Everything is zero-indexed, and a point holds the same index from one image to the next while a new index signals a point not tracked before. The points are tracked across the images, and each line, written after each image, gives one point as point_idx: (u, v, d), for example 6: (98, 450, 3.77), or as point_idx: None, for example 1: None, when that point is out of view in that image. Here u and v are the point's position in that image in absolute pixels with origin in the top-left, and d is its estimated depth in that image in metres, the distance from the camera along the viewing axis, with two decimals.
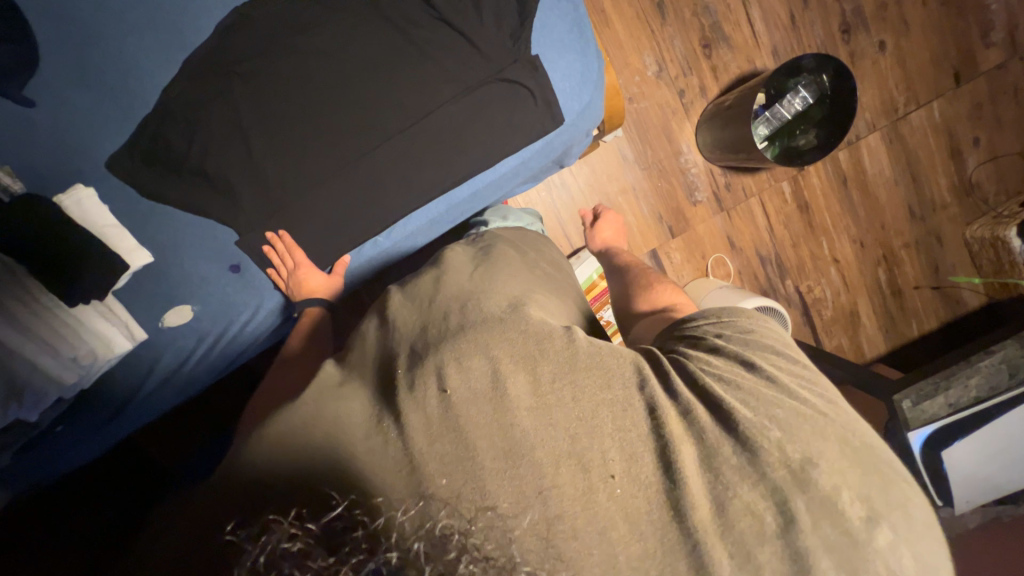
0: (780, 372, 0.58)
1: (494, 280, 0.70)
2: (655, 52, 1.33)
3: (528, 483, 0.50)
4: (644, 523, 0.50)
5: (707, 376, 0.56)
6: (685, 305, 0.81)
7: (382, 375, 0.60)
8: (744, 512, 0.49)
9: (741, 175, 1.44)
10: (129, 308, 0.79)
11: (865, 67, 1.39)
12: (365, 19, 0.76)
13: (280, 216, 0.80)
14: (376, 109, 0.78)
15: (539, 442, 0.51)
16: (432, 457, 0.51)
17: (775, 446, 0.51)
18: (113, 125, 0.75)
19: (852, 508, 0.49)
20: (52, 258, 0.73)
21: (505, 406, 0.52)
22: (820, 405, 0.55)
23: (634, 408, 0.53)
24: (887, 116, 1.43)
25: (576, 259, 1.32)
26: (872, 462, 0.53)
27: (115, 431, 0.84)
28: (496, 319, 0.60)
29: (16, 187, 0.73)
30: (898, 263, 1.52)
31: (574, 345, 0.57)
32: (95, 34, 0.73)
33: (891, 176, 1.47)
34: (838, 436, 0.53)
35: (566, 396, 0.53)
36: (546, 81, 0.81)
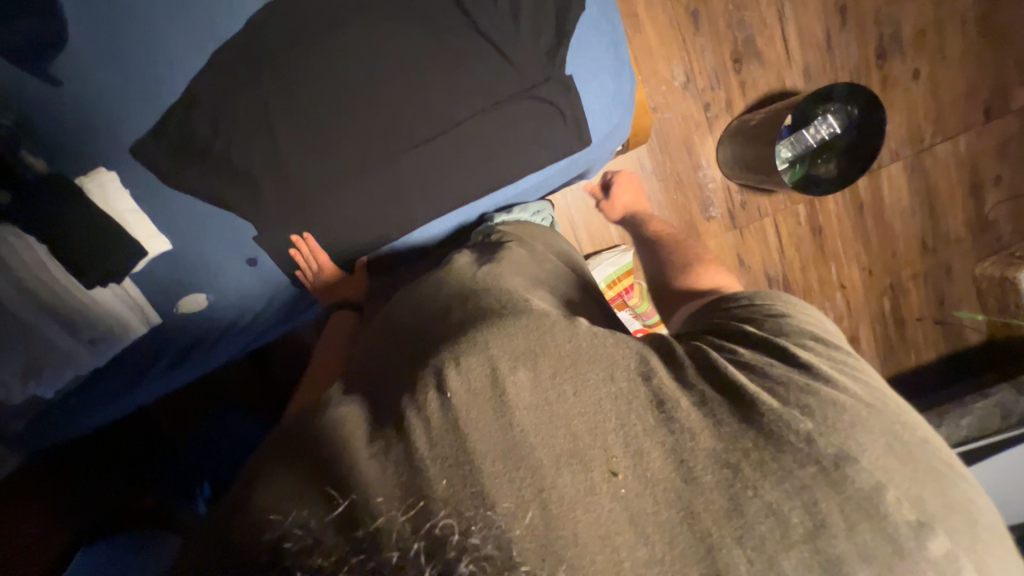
0: (816, 359, 0.55)
1: (503, 276, 0.67)
2: (684, 63, 1.30)
3: (527, 486, 0.45)
4: (649, 526, 0.45)
5: (731, 364, 0.54)
6: (729, 285, 0.84)
7: (387, 367, 0.60)
8: (764, 513, 0.44)
9: (758, 194, 1.43)
10: (144, 290, 0.78)
11: (896, 94, 1.37)
12: (400, 20, 0.74)
13: (308, 222, 0.80)
14: (400, 99, 0.76)
15: (539, 441, 0.47)
16: (433, 460, 0.47)
17: (804, 439, 0.47)
18: (131, 106, 0.71)
19: (898, 513, 0.45)
20: (70, 237, 0.73)
21: (503, 407, 0.48)
22: (863, 395, 0.51)
23: (639, 401, 0.50)
24: (912, 146, 1.41)
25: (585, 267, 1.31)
26: (924, 456, 0.49)
27: (125, 404, 0.85)
28: (497, 315, 0.57)
29: (40, 167, 0.71)
30: (904, 293, 1.52)
31: (577, 340, 0.53)
32: (112, 9, 0.69)
33: (908, 207, 1.46)
34: (885, 431, 0.49)
35: (569, 392, 0.50)
36: (577, 101, 0.81)
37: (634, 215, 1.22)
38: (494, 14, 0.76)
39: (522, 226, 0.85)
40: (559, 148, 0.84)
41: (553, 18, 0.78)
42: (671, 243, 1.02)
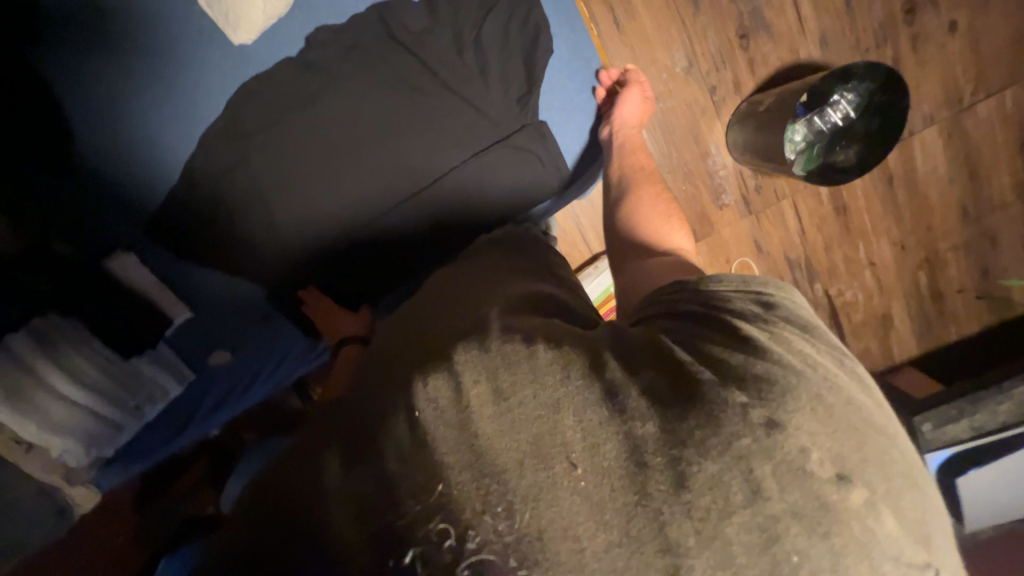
0: (763, 335, 0.54)
1: (472, 285, 0.68)
2: (684, 46, 1.22)
3: (495, 490, 0.46)
4: (608, 512, 0.45)
5: (680, 348, 0.54)
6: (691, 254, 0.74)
7: (357, 381, 0.61)
8: (707, 485, 0.44)
9: (774, 176, 1.35)
10: (177, 353, 0.90)
11: (928, 52, 1.24)
12: (373, 81, 0.78)
13: (312, 277, 0.86)
14: (371, 117, 0.78)
15: (501, 446, 0.47)
16: (407, 478, 0.47)
17: (738, 412, 0.47)
18: (142, 191, 0.80)
19: (821, 471, 0.45)
20: (123, 322, 0.82)
21: (467, 417, 0.49)
22: (801, 366, 0.51)
23: (593, 397, 0.49)
24: (948, 108, 1.28)
25: (592, 269, 1.28)
26: (847, 417, 0.49)
27: (160, 452, 0.91)
28: (459, 339, 0.57)
29: (70, 253, 0.77)
30: (942, 266, 1.42)
31: (536, 359, 0.51)
32: (110, 104, 0.75)
33: (945, 175, 1.34)
34: (810, 398, 0.48)
35: (529, 397, 0.49)
36: (552, 145, 0.86)
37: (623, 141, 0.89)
38: (462, 69, 0.80)
39: (513, 228, 0.84)
40: (542, 167, 0.86)
41: (524, 74, 0.84)
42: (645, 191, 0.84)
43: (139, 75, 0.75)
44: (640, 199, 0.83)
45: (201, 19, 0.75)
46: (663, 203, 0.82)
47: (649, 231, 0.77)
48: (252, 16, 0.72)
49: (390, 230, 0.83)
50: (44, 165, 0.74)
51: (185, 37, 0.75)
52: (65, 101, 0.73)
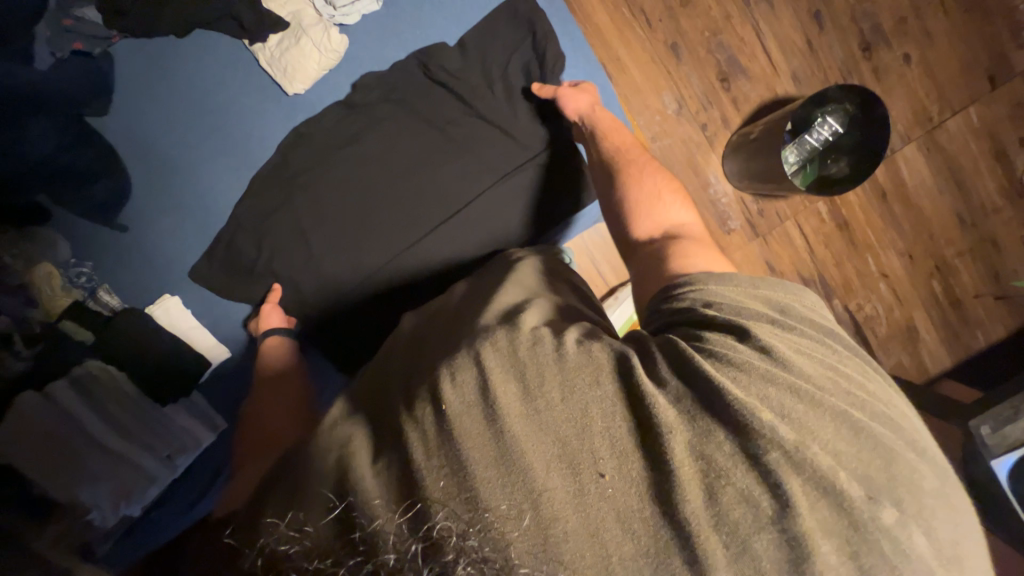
0: (779, 340, 0.51)
1: (492, 292, 0.64)
2: (673, 92, 1.35)
3: (519, 486, 0.42)
4: (636, 522, 0.42)
5: (694, 351, 0.50)
6: (692, 228, 0.71)
7: (377, 390, 0.55)
8: (737, 498, 0.42)
9: (774, 200, 1.42)
10: (209, 399, 0.86)
11: (890, 81, 1.38)
12: (408, 120, 0.85)
13: (336, 306, 0.84)
14: (399, 156, 0.84)
15: (530, 448, 0.43)
16: (429, 470, 0.43)
17: (770, 429, 0.44)
18: (193, 237, 0.84)
19: (852, 488, 0.44)
20: (157, 367, 0.80)
21: (495, 415, 0.45)
22: (817, 376, 0.49)
23: (613, 409, 0.46)
24: (921, 127, 1.40)
25: (614, 299, 1.23)
26: (875, 436, 0.46)
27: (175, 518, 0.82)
28: (488, 331, 0.53)
29: (116, 305, 0.82)
30: (953, 273, 1.44)
31: (563, 355, 0.49)
32: (171, 161, 0.83)
33: (933, 186, 1.42)
34: (835, 416, 0.46)
35: (558, 400, 0.46)
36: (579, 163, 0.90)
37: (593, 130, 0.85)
38: (491, 99, 0.87)
39: (543, 255, 0.77)
40: (562, 187, 0.90)
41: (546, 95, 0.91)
42: (633, 169, 0.78)
43: (198, 131, 0.84)
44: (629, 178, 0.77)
45: (262, 77, 0.85)
46: (653, 178, 0.78)
47: (647, 221, 0.73)
48: (308, 68, 0.83)
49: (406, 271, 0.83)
50: (110, 224, 0.82)
51: (241, 95, 0.85)
52: (131, 164, 0.82)
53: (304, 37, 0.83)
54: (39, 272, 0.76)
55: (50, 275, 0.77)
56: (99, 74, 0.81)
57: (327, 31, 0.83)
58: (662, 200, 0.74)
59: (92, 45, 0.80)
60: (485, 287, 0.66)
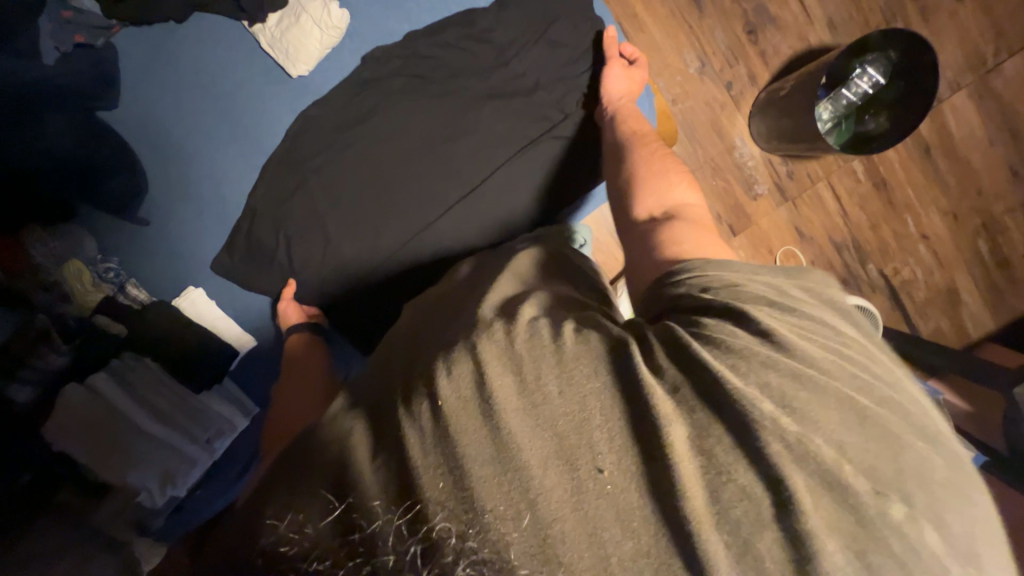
0: (778, 323, 0.49)
1: (486, 284, 0.63)
2: (695, 48, 1.27)
3: (514, 485, 0.41)
4: (636, 520, 0.41)
5: (696, 341, 0.48)
6: (696, 210, 0.67)
7: (377, 381, 0.54)
8: (739, 497, 0.41)
9: (805, 161, 1.34)
10: (239, 386, 0.89)
11: (940, 21, 1.25)
12: (417, 93, 0.81)
13: (354, 290, 0.83)
14: (397, 136, 0.80)
15: (525, 442, 0.43)
16: (426, 470, 0.43)
17: (772, 423, 0.42)
18: (213, 228, 0.84)
19: (857, 483, 0.42)
20: (190, 357, 0.83)
21: (490, 409, 0.44)
22: (826, 364, 0.46)
23: (609, 402, 0.44)
24: (974, 71, 1.28)
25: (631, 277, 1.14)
26: (886, 426, 0.44)
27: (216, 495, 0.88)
28: (484, 324, 0.52)
29: (145, 298, 0.84)
30: (1003, 231, 1.34)
31: (563, 351, 0.47)
32: (184, 151, 0.83)
33: (983, 137, 1.31)
34: (841, 402, 0.44)
35: (555, 393, 0.45)
36: (594, 134, 0.86)
37: (615, 114, 0.82)
38: (504, 70, 0.83)
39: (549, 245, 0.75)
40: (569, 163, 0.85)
41: (560, 62, 0.86)
42: (644, 152, 0.75)
43: (206, 118, 0.83)
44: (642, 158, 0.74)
45: (266, 60, 0.83)
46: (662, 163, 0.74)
47: (651, 199, 0.69)
48: (309, 45, 0.81)
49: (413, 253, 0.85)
50: (130, 219, 0.82)
51: (246, 80, 0.83)
52: (144, 158, 0.83)
53: (304, 13, 0.80)
54: (70, 270, 0.79)
55: (81, 272, 0.79)
56: (105, 65, 0.80)
57: (326, 7, 0.79)
58: (668, 183, 0.70)
59: (93, 37, 0.79)
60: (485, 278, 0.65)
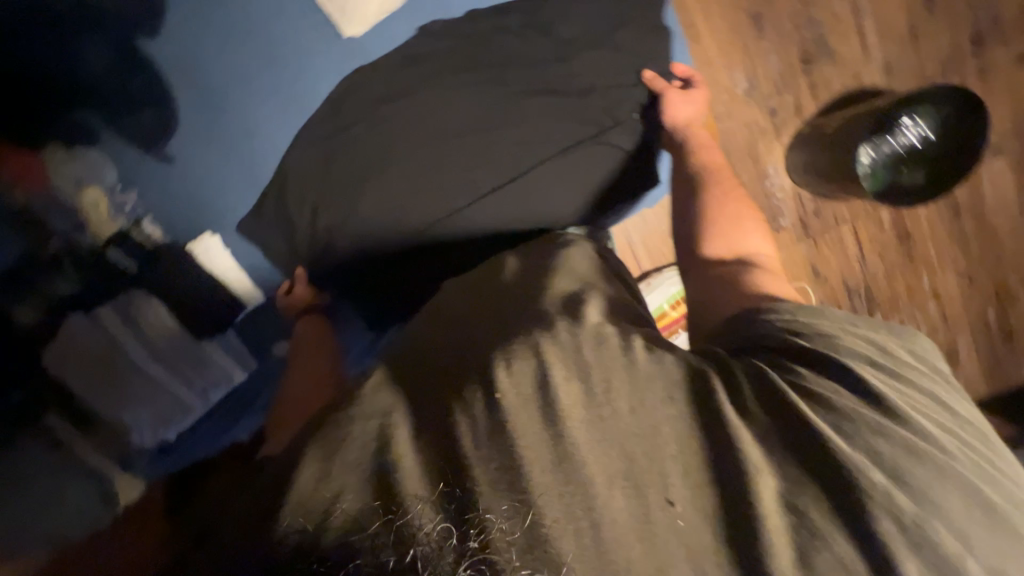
0: (883, 386, 0.52)
1: (537, 275, 0.63)
2: (747, 69, 1.24)
3: (578, 503, 0.43)
4: (709, 564, 0.44)
5: (792, 391, 0.51)
6: (769, 259, 0.74)
7: (415, 353, 0.55)
8: (836, 564, 0.44)
9: (834, 201, 1.32)
10: (241, 340, 0.88)
11: (998, 82, 1.23)
12: (470, 73, 0.79)
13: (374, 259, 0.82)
14: (459, 114, 0.78)
15: (594, 461, 0.45)
16: (479, 462, 0.44)
17: (880, 490, 0.46)
18: (245, 183, 0.81)
19: (966, 565, 0.45)
20: (198, 304, 0.83)
21: (557, 423, 0.46)
22: (933, 437, 0.50)
23: (705, 441, 0.48)
24: (1019, 138, 1.26)
25: (648, 282, 1.15)
26: (988, 507, 0.48)
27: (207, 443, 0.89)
28: (533, 326, 0.53)
29: (158, 236, 0.81)
30: (1013, 302, 1.34)
31: (635, 368, 0.50)
32: (219, 95, 0.78)
33: (1014, 207, 1.31)
34: (946, 481, 0.48)
35: (630, 416, 0.47)
36: (641, 145, 0.86)
37: (684, 143, 0.86)
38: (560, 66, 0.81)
39: (594, 243, 0.74)
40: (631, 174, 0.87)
41: (617, 65, 0.83)
42: (720, 190, 0.81)
43: (246, 64, 0.77)
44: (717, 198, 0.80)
45: (315, 11, 0.76)
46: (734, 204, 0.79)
47: (723, 242, 0.75)
48: (367, 9, 0.76)
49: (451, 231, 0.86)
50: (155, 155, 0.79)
51: (292, 31, 0.77)
52: (178, 95, 0.77)
53: None
54: (88, 198, 0.78)
55: (97, 201, 0.78)
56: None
57: None
58: (742, 227, 0.77)
59: None
60: (539, 266, 0.65)
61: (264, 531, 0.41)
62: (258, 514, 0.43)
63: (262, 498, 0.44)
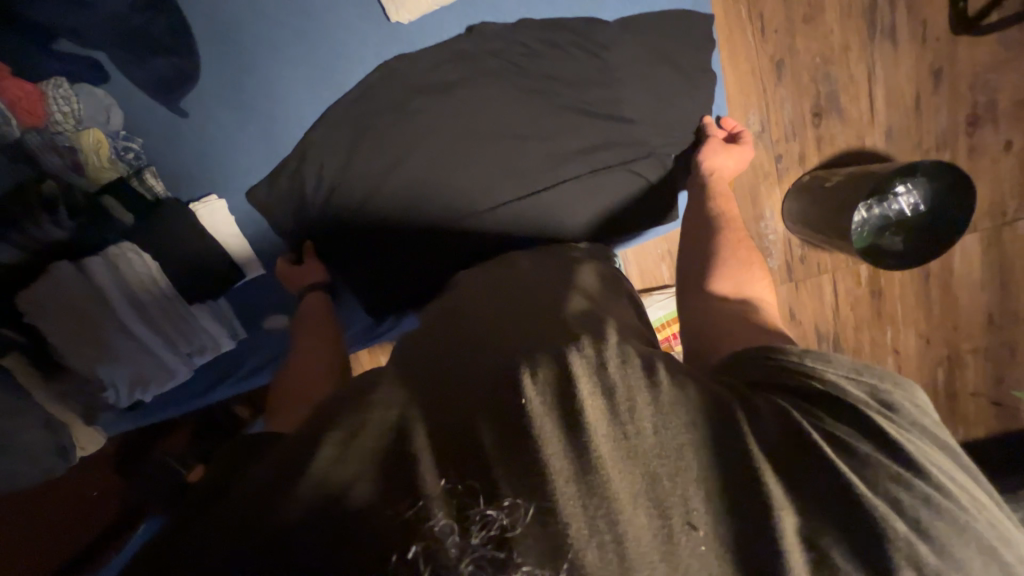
0: (899, 434, 0.48)
1: (558, 294, 0.65)
2: (761, 113, 1.27)
3: (602, 516, 0.41)
4: None
5: (815, 430, 0.48)
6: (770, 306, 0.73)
7: (437, 355, 0.57)
8: None
9: (821, 251, 1.39)
10: (234, 307, 0.87)
11: (982, 164, 1.32)
12: (511, 78, 0.80)
13: (388, 248, 0.81)
14: (498, 118, 0.79)
15: (618, 476, 0.43)
16: (499, 463, 0.43)
17: (903, 541, 0.42)
18: (258, 147, 0.81)
19: None
20: (193, 269, 0.80)
21: (579, 430, 0.44)
22: (957, 494, 0.46)
23: (726, 468, 0.45)
24: (992, 219, 1.36)
25: (647, 296, 1.20)
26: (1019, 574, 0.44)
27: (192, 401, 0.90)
28: (563, 341, 0.54)
29: (160, 190, 0.79)
30: (961, 367, 1.45)
31: (658, 391, 0.48)
32: (252, 58, 0.78)
33: (978, 279, 1.40)
34: (973, 540, 0.44)
35: (654, 435, 0.45)
36: (664, 179, 0.89)
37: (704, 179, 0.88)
38: (596, 87, 0.82)
39: (603, 264, 0.78)
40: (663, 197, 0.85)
41: (650, 95, 0.84)
42: (730, 237, 0.81)
43: (286, 35, 0.78)
44: (725, 240, 0.81)
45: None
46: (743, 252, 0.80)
47: (728, 283, 0.74)
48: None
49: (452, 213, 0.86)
50: (172, 107, 0.77)
51: (339, 10, 0.79)
52: (205, 50, 0.76)
53: None
54: (88, 138, 0.74)
55: (99, 144, 0.74)
56: None
57: None
58: (748, 275, 0.76)
59: None
60: (557, 283, 0.68)
61: (282, 510, 0.43)
62: (274, 491, 0.44)
63: (280, 478, 0.45)
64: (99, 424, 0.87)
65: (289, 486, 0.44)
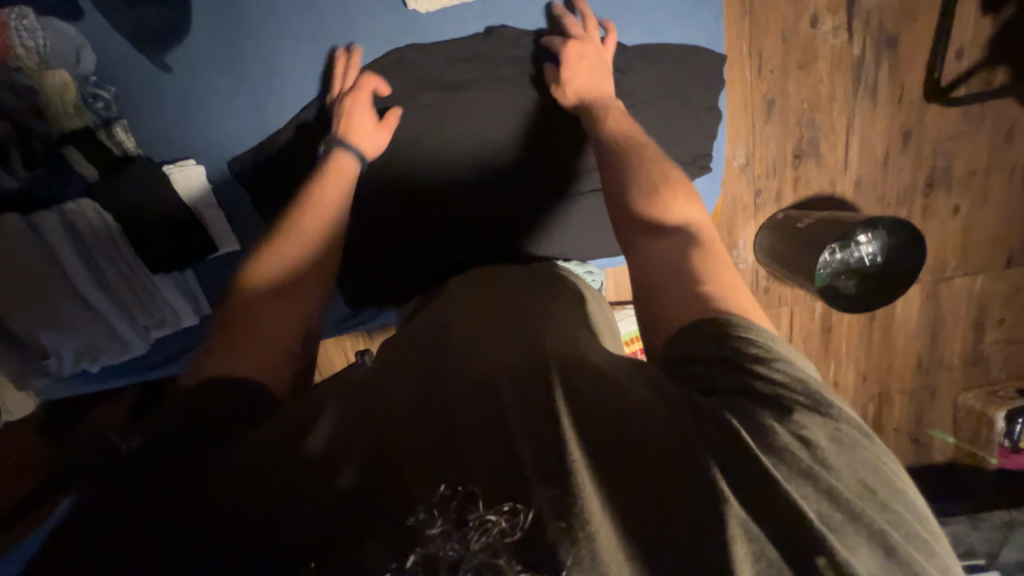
0: (840, 440, 0.42)
1: (566, 309, 0.67)
2: (747, 146, 1.33)
3: (572, 518, 0.38)
4: None
5: (746, 429, 0.42)
6: (700, 222, 0.64)
7: (436, 357, 0.57)
8: None
9: (783, 285, 1.47)
10: (202, 284, 0.88)
11: (932, 223, 1.43)
12: (508, 87, 0.86)
13: (373, 236, 0.88)
14: (489, 123, 0.86)
15: (611, 486, 0.41)
16: (490, 468, 0.42)
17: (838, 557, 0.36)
18: (246, 117, 0.84)
19: None
20: (160, 239, 0.80)
21: (553, 432, 0.42)
22: (901, 519, 0.39)
23: (689, 476, 0.40)
24: (933, 274, 1.48)
25: (619, 309, 1.22)
26: None
27: (140, 371, 0.90)
28: (570, 354, 0.53)
29: (129, 145, 0.80)
30: (889, 404, 1.59)
31: (637, 399, 0.45)
32: (255, 29, 0.81)
33: (914, 327, 1.53)
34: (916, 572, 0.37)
35: (636, 440, 0.43)
36: None
37: None
38: None
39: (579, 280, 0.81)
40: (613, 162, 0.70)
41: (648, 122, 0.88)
42: (664, 166, 0.70)
43: (296, 12, 0.82)
44: (646, 165, 0.69)
45: None
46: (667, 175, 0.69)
47: (662, 212, 0.64)
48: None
49: (433, 201, 0.87)
50: (159, 62, 0.80)
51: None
52: (201, 11, 0.79)
53: None
54: (53, 80, 0.74)
55: (65, 88, 0.75)
56: None
57: None
58: (673, 194, 0.65)
59: None
60: (553, 294, 0.70)
61: (271, 501, 0.42)
62: (261, 481, 0.43)
63: (268, 468, 0.44)
64: (30, 390, 0.84)
65: (280, 476, 0.43)
